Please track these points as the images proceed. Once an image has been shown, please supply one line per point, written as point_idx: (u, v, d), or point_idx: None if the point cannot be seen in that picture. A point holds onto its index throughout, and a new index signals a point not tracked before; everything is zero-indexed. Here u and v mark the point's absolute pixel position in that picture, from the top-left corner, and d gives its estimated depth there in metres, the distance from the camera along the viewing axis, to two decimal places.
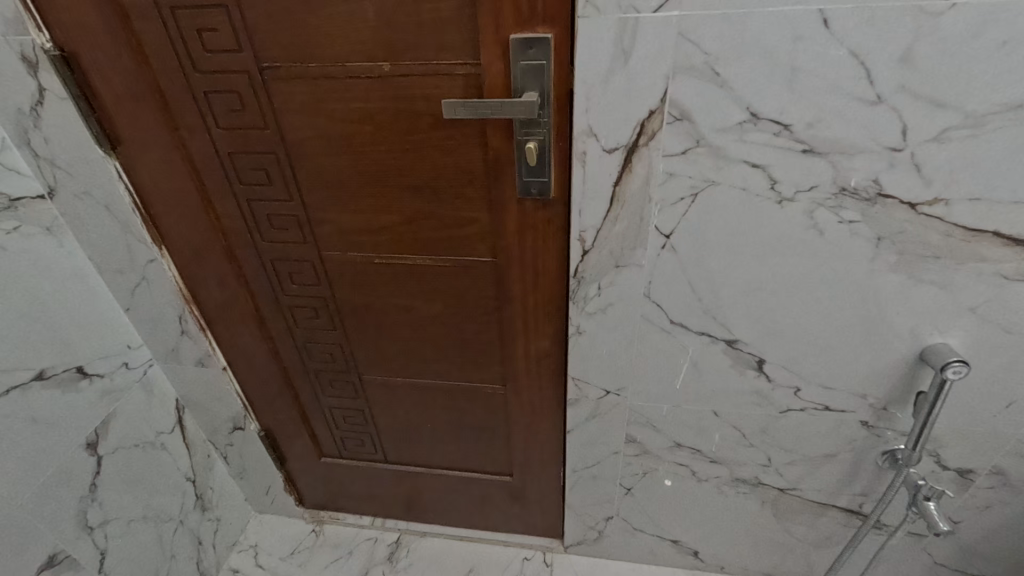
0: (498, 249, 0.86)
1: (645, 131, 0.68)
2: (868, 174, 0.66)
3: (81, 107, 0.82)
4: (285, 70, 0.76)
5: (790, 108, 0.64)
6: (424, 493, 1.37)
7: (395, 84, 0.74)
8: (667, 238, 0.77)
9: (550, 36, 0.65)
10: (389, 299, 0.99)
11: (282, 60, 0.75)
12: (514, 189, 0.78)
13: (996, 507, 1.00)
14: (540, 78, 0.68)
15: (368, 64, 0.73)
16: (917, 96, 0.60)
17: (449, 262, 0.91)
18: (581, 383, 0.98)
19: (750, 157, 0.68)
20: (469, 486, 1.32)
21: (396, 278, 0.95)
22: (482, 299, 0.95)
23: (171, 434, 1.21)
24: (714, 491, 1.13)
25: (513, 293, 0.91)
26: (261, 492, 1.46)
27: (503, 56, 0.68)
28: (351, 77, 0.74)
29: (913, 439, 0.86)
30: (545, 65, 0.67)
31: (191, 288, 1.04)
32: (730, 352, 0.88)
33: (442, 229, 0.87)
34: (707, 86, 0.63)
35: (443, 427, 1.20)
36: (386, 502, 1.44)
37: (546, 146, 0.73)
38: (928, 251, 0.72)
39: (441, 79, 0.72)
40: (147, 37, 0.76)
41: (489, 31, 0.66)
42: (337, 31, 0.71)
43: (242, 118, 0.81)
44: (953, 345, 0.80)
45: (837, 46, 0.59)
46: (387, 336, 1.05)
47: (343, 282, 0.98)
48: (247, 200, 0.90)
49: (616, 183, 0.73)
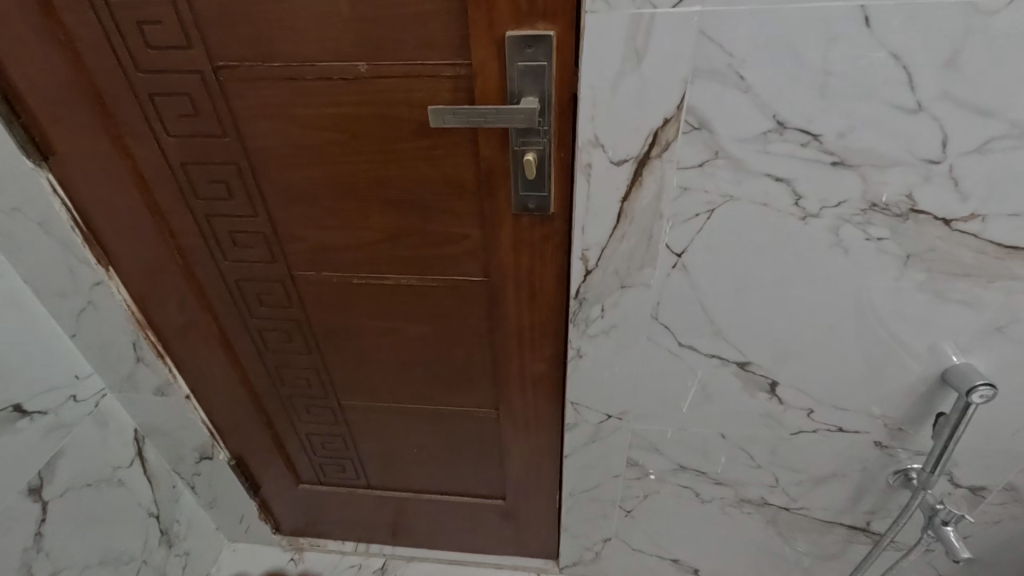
0: (491, 268, 0.78)
1: (658, 141, 0.60)
2: (901, 188, 0.61)
3: (3, 112, 0.71)
4: (245, 71, 0.66)
5: (820, 116, 0.57)
6: (411, 517, 1.29)
7: (373, 87, 0.65)
8: (678, 257, 0.70)
9: (553, 33, 0.57)
10: (368, 321, 0.90)
11: (240, 59, 0.65)
12: (510, 204, 0.70)
13: (1007, 522, 0.97)
14: (540, 81, 0.60)
15: (341, 64, 0.64)
16: (962, 103, 0.54)
17: (436, 282, 0.82)
18: (580, 407, 0.91)
19: (773, 170, 0.61)
20: (459, 510, 1.24)
21: (377, 299, 0.86)
22: (472, 321, 0.87)
23: (130, 468, 1.10)
24: (718, 511, 1.08)
25: (508, 314, 0.83)
26: (234, 521, 1.36)
27: (498, 57, 0.60)
28: (322, 78, 0.65)
29: (931, 462, 0.82)
30: (546, 67, 0.59)
31: (146, 312, 0.93)
32: (741, 375, 0.82)
33: (426, 246, 0.79)
34: (729, 92, 0.56)
35: (430, 451, 1.12)
36: (369, 527, 1.36)
37: (546, 157, 0.65)
38: (958, 269, 0.66)
39: (426, 81, 0.64)
40: (78, 32, 0.65)
41: (482, 27, 0.58)
42: (303, 26, 0.62)
43: (196, 125, 0.71)
44: (977, 365, 0.75)
45: (877, 48, 0.52)
46: (368, 359, 0.96)
47: (318, 303, 0.89)
48: (206, 216, 0.80)
49: (624, 199, 0.65)
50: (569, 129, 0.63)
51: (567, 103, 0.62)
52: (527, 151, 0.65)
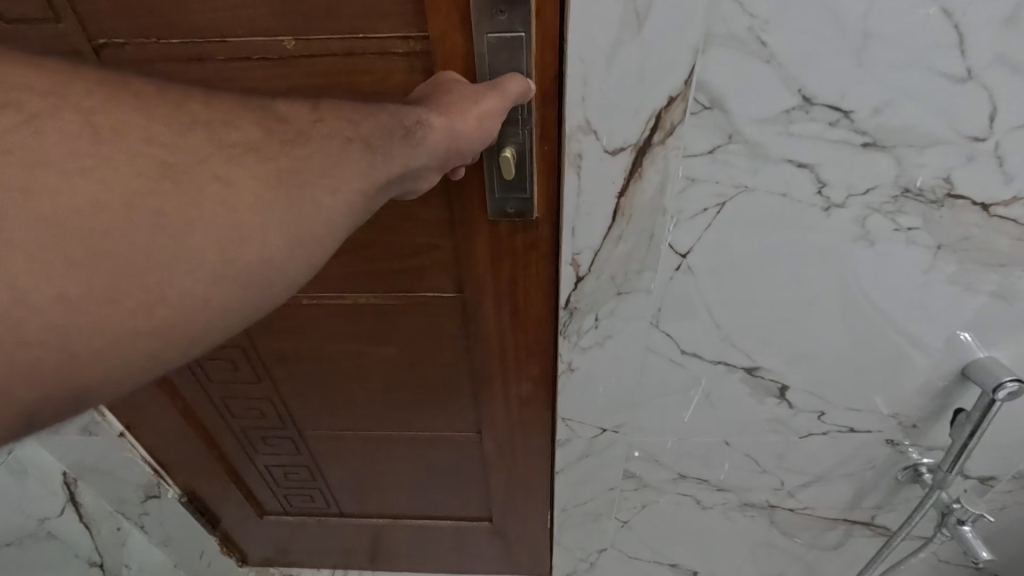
0: (465, 282, 0.68)
1: (662, 124, 0.50)
2: (939, 171, 0.52)
3: None
4: (135, 49, 0.52)
5: (854, 89, 0.48)
6: (390, 543, 1.20)
7: (304, 71, 0.52)
8: (683, 258, 0.61)
9: None
10: (326, 346, 0.79)
11: (127, 34, 0.51)
12: (485, 208, 0.59)
13: (1012, 508, 0.94)
14: (519, 56, 0.48)
15: (257, 40, 0.51)
16: (1018, 70, 0.46)
17: (402, 300, 0.72)
18: (572, 423, 0.82)
19: (796, 155, 0.52)
20: (442, 533, 1.15)
21: (334, 320, 0.75)
22: (447, 341, 0.76)
23: (61, 517, 0.95)
24: (719, 515, 1.02)
25: (488, 332, 0.73)
26: (196, 557, 1.22)
27: (464, 27, 0.48)
28: (236, 58, 0.52)
29: (949, 460, 0.76)
30: (524, 37, 0.47)
31: None
32: (749, 380, 0.74)
33: (384, 259, 0.67)
34: (748, 62, 0.47)
35: (408, 476, 1.02)
36: (345, 553, 1.26)
37: (528, 154, 0.53)
38: (992, 258, 0.59)
39: (371, 61, 0.52)
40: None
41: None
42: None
43: None
44: (1001, 358, 0.69)
45: (926, 3, 0.43)
46: (330, 386, 0.85)
47: (264, 328, 0.77)
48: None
49: (622, 194, 0.55)
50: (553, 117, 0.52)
51: (552, 85, 0.50)
52: (504, 146, 0.53)
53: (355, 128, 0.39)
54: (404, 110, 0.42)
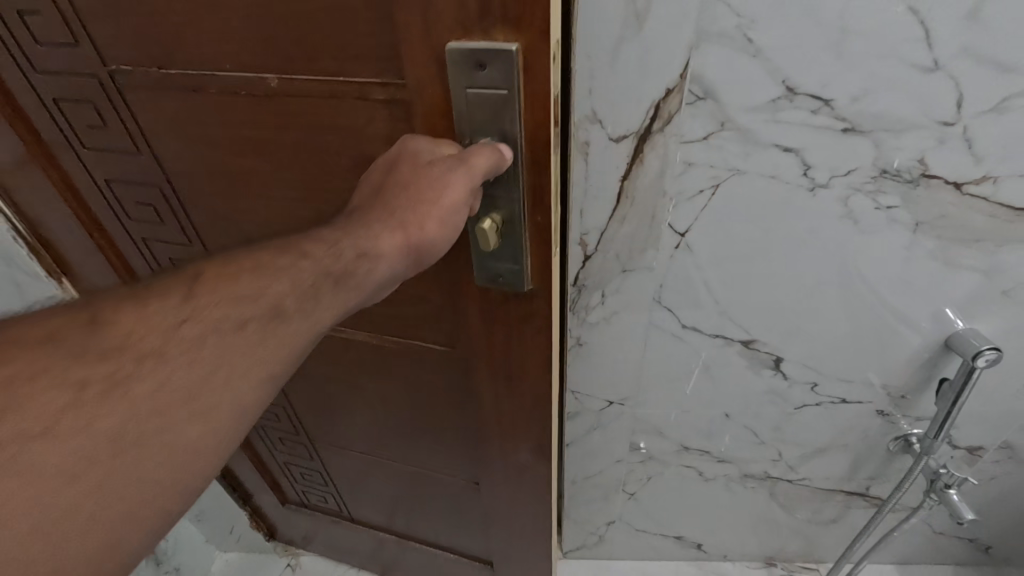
0: (455, 334, 0.70)
1: (661, 114, 0.56)
2: (914, 153, 0.57)
3: None
4: (145, 76, 0.56)
5: (833, 80, 0.53)
6: (398, 557, 1.23)
7: (293, 108, 0.53)
8: (682, 236, 0.67)
9: (514, 47, 0.41)
10: (337, 369, 0.85)
11: (137, 63, 0.55)
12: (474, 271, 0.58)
13: (1001, 478, 0.98)
14: (505, 115, 0.45)
15: (245, 76, 0.52)
16: (980, 60, 0.51)
17: (400, 340, 0.75)
18: (581, 396, 0.88)
19: (783, 140, 0.57)
20: (445, 564, 1.16)
21: (339, 346, 0.80)
22: (445, 386, 0.78)
23: None
24: (721, 487, 1.08)
25: (483, 386, 0.73)
26: (226, 531, 1.31)
27: (442, 78, 0.45)
28: (230, 92, 0.54)
29: (936, 428, 0.82)
30: (510, 94, 0.43)
31: None
32: (746, 353, 0.80)
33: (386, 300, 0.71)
34: (738, 56, 0.52)
35: (415, 500, 1.05)
36: (358, 556, 1.31)
37: (515, 221, 0.51)
38: (968, 234, 0.64)
39: (352, 103, 0.51)
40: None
41: (416, 35, 0.44)
42: (204, 19, 0.50)
43: (109, 137, 0.63)
44: (981, 330, 0.74)
45: (895, 2, 0.48)
46: (340, 405, 0.91)
47: None
48: (144, 236, 0.74)
49: (625, 178, 0.61)
50: (542, 186, 0.48)
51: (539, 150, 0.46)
52: (491, 213, 0.50)
53: (283, 282, 0.38)
54: (344, 241, 0.41)
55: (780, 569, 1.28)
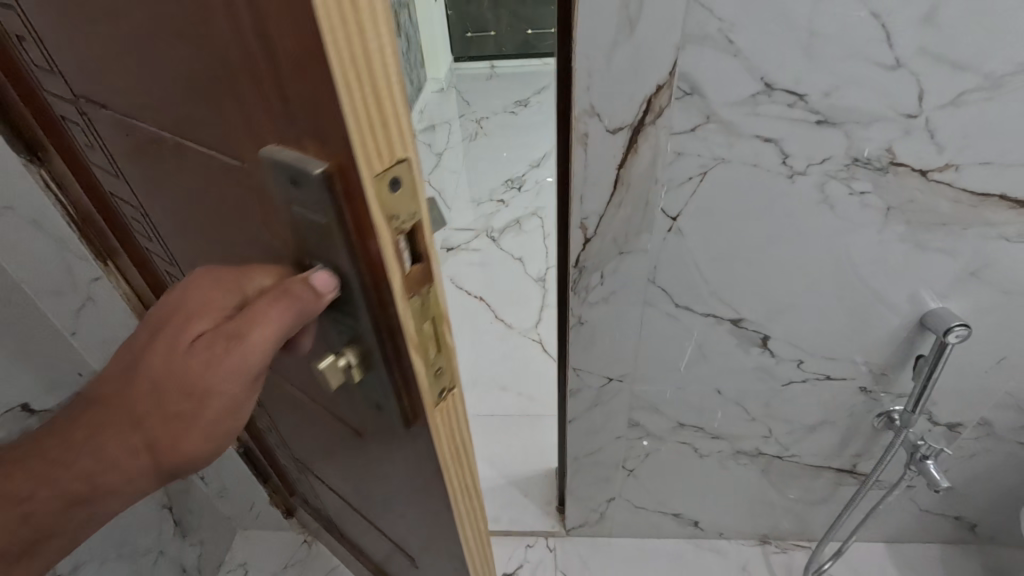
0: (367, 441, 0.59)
1: (653, 108, 0.62)
2: (882, 143, 0.64)
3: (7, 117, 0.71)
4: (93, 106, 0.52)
5: (806, 77, 0.59)
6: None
7: (184, 167, 0.45)
8: (673, 221, 0.73)
9: (319, 168, 0.31)
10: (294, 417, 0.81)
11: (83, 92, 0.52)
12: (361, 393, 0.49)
13: (980, 455, 1.04)
14: (331, 245, 0.36)
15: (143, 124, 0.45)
16: (937, 58, 0.57)
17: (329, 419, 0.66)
18: (582, 373, 0.95)
19: (763, 131, 0.64)
20: None
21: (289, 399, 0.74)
22: (377, 479, 0.68)
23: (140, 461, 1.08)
24: (715, 464, 1.14)
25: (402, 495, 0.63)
26: (246, 508, 1.38)
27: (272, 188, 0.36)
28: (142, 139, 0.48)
29: (913, 402, 0.88)
30: (329, 224, 0.34)
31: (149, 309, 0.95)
32: (735, 331, 0.86)
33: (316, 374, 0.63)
34: (720, 56, 0.58)
35: (379, 548, 1.01)
36: (347, 560, 1.35)
37: (374, 357, 0.42)
38: (935, 218, 0.70)
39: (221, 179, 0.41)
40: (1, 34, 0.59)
41: (242, 130, 0.35)
42: (102, 69, 0.43)
43: (98, 155, 0.64)
44: (953, 309, 0.80)
45: (858, 8, 0.54)
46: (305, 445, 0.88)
47: None
48: (144, 246, 0.77)
49: (621, 167, 0.67)
50: (392, 329, 0.38)
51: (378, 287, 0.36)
52: (346, 347, 0.42)
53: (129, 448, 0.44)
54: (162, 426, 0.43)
55: (774, 547, 1.34)
